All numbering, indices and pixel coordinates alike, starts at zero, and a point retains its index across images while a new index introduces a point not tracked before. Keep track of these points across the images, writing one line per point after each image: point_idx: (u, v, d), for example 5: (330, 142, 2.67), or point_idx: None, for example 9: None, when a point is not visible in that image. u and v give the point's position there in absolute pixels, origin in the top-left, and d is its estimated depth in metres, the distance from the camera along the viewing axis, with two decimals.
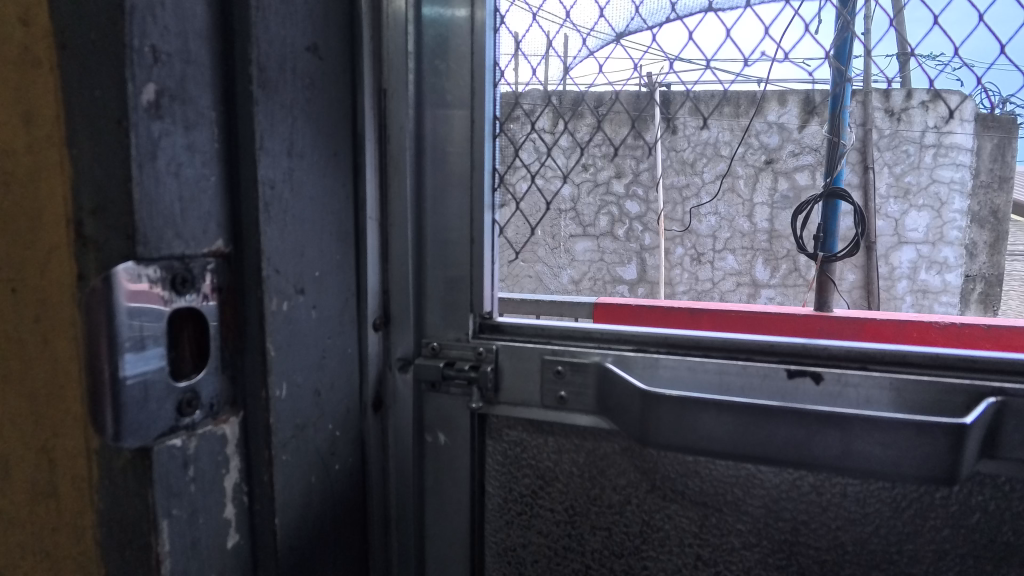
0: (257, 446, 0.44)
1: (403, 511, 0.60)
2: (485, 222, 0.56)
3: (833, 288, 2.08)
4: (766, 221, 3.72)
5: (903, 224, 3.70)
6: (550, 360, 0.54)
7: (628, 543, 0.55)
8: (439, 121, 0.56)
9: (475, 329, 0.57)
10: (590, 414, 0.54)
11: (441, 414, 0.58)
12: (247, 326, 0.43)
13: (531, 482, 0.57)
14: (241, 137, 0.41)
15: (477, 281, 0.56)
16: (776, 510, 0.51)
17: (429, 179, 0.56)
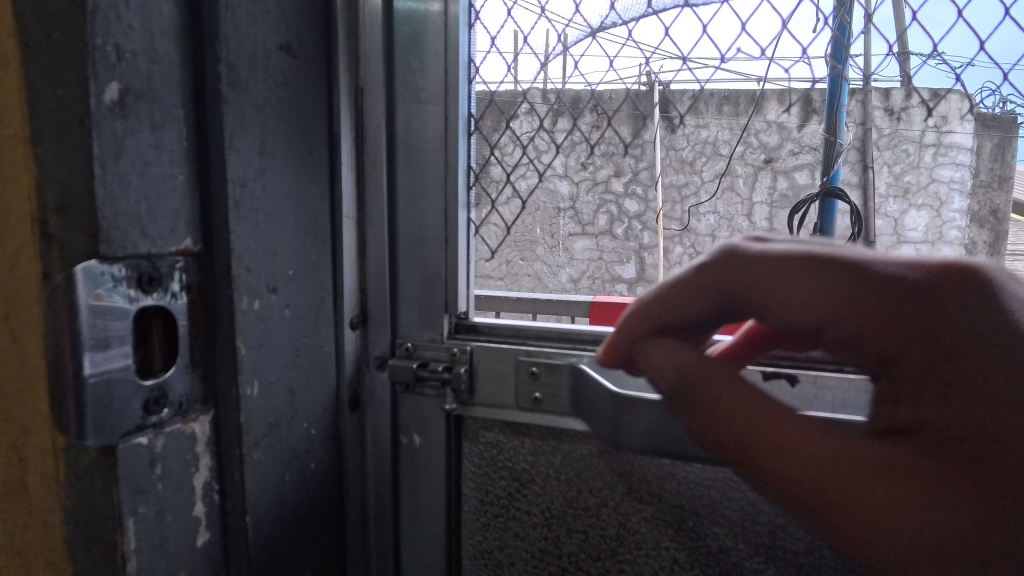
0: (228, 444, 0.44)
1: (383, 512, 0.60)
2: (460, 221, 0.56)
3: None
4: (766, 220, 3.70)
5: (903, 223, 3.68)
6: (525, 360, 0.55)
7: (605, 546, 0.55)
8: (413, 118, 0.55)
9: (451, 330, 0.57)
10: (568, 416, 0.54)
11: (419, 416, 0.58)
12: (217, 325, 0.43)
13: (507, 484, 0.57)
14: (209, 136, 0.41)
15: (453, 279, 0.56)
16: (753, 514, 0.51)
17: (406, 177, 0.56)
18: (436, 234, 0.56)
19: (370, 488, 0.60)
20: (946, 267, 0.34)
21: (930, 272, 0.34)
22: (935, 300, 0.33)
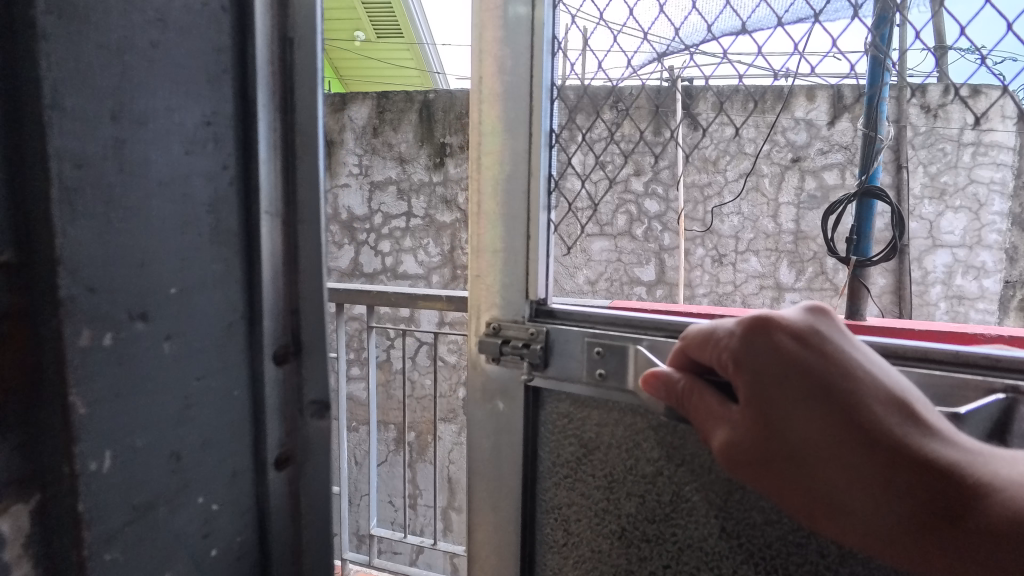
0: (54, 485, 0.44)
1: (501, 480, 1.01)
2: (540, 217, 0.94)
3: (866, 295, 1.87)
4: (792, 222, 3.52)
5: (939, 226, 3.46)
6: (591, 342, 0.91)
7: (659, 508, 0.92)
8: (510, 148, 0.94)
9: (532, 313, 0.97)
10: (615, 392, 0.91)
11: (512, 382, 0.98)
12: (40, 353, 0.42)
13: (577, 453, 0.97)
14: (30, 149, 0.41)
15: (534, 249, 0.95)
16: (738, 493, 0.86)
17: (508, 185, 0.95)
18: (520, 238, 0.95)
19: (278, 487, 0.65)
20: (759, 332, 0.60)
21: (750, 330, 0.61)
22: (753, 350, 0.60)
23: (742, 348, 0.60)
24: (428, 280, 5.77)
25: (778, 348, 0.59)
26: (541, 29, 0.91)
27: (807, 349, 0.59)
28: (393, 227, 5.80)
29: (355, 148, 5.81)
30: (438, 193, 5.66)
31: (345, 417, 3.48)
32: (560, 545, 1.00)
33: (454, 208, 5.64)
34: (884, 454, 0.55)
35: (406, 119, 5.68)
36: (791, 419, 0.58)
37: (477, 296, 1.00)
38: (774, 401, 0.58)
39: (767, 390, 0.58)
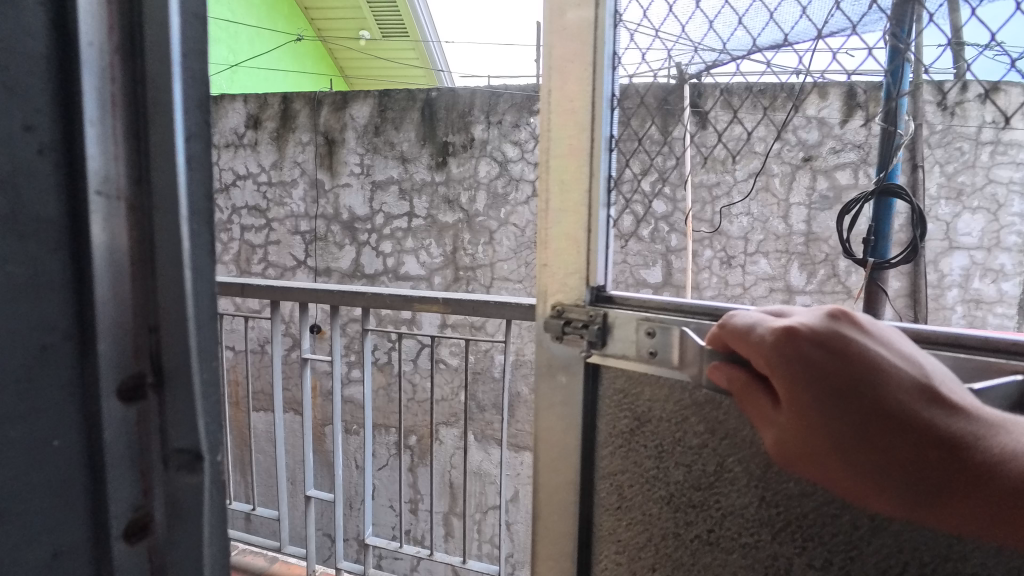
0: None
1: (571, 446, 1.30)
2: (599, 212, 1.23)
3: (884, 299, 1.75)
4: (803, 223, 3.41)
5: (955, 227, 3.33)
6: (644, 324, 1.18)
7: (705, 477, 1.15)
8: (576, 150, 1.23)
9: (592, 297, 1.26)
10: (660, 367, 1.17)
11: (573, 359, 1.28)
12: None
13: (630, 425, 1.24)
14: None
15: (593, 233, 1.24)
16: (769, 465, 1.08)
17: (575, 180, 1.24)
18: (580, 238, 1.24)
19: (136, 456, 0.66)
20: (786, 341, 0.75)
21: (780, 339, 0.75)
22: (785, 357, 0.75)
23: (775, 354, 0.75)
24: (431, 281, 5.71)
25: (805, 355, 0.74)
26: (602, 48, 1.18)
27: (829, 353, 0.74)
28: (395, 228, 5.71)
29: (356, 147, 5.72)
30: (440, 193, 5.58)
31: (340, 422, 3.40)
32: (618, 503, 1.27)
33: (456, 208, 5.57)
34: (905, 431, 0.71)
35: (408, 118, 5.60)
36: (827, 414, 0.72)
37: (548, 284, 1.30)
38: (811, 400, 0.73)
39: (803, 391, 0.73)
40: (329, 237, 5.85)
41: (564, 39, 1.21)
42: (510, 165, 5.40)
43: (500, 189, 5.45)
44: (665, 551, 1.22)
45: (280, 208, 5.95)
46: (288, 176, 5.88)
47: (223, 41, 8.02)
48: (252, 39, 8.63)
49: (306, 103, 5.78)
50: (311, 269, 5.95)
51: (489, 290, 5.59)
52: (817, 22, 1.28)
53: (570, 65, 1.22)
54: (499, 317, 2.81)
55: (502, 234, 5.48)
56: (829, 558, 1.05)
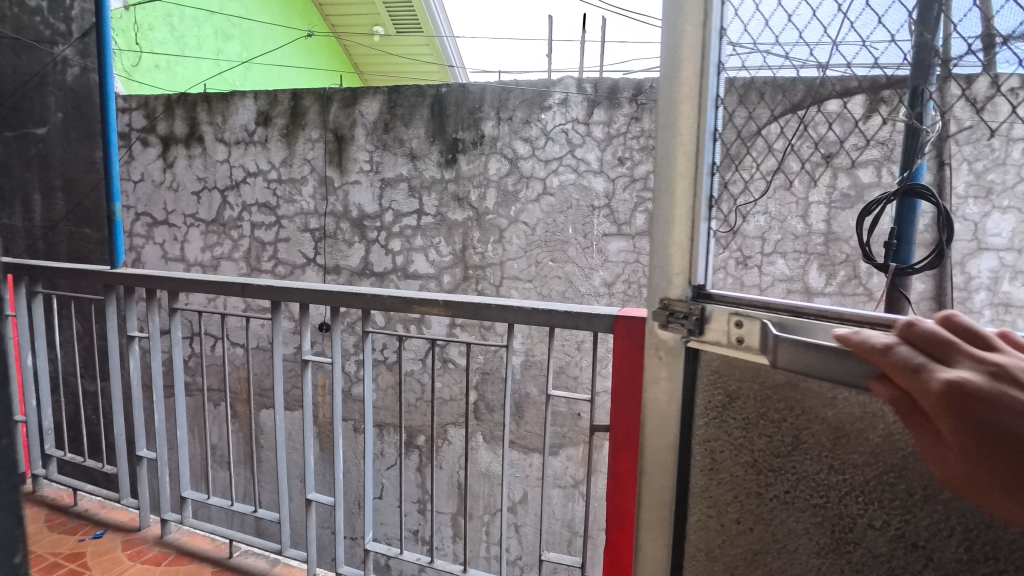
0: None
1: (671, 418, 1.58)
2: (701, 224, 1.50)
3: (908, 306, 1.60)
4: (822, 221, 3.26)
5: (986, 227, 3.16)
6: (734, 316, 1.40)
7: (783, 446, 1.37)
8: (682, 172, 1.52)
9: (693, 293, 1.51)
10: (749, 353, 1.38)
11: (676, 343, 1.54)
12: None
13: (722, 400, 1.48)
14: None
15: (695, 244, 1.50)
16: (836, 438, 1.28)
17: (680, 195, 1.52)
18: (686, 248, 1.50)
19: None
20: (948, 389, 0.84)
21: (942, 385, 0.85)
22: (946, 399, 0.85)
23: (936, 395, 0.86)
24: (439, 280, 5.64)
25: (960, 402, 0.83)
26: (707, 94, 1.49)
27: (982, 402, 0.82)
28: (404, 225, 5.66)
29: (366, 144, 5.66)
30: (449, 191, 5.51)
31: (340, 421, 3.35)
32: (710, 464, 1.52)
33: (466, 206, 5.50)
34: None
35: (417, 114, 5.52)
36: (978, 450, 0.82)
37: (659, 280, 1.58)
38: (963, 439, 0.83)
39: (956, 431, 0.84)
40: (338, 235, 5.81)
41: (682, 84, 1.52)
42: (520, 162, 5.32)
43: (510, 186, 5.37)
44: (749, 503, 1.44)
45: (290, 205, 5.92)
46: (298, 173, 5.84)
47: (236, 37, 8.03)
48: (265, 36, 8.63)
49: (316, 100, 5.74)
50: (321, 266, 5.91)
51: (498, 289, 5.53)
52: (892, 27, 1.35)
53: (682, 107, 1.52)
54: (501, 320, 2.72)
55: (512, 233, 5.41)
56: (888, 518, 1.21)
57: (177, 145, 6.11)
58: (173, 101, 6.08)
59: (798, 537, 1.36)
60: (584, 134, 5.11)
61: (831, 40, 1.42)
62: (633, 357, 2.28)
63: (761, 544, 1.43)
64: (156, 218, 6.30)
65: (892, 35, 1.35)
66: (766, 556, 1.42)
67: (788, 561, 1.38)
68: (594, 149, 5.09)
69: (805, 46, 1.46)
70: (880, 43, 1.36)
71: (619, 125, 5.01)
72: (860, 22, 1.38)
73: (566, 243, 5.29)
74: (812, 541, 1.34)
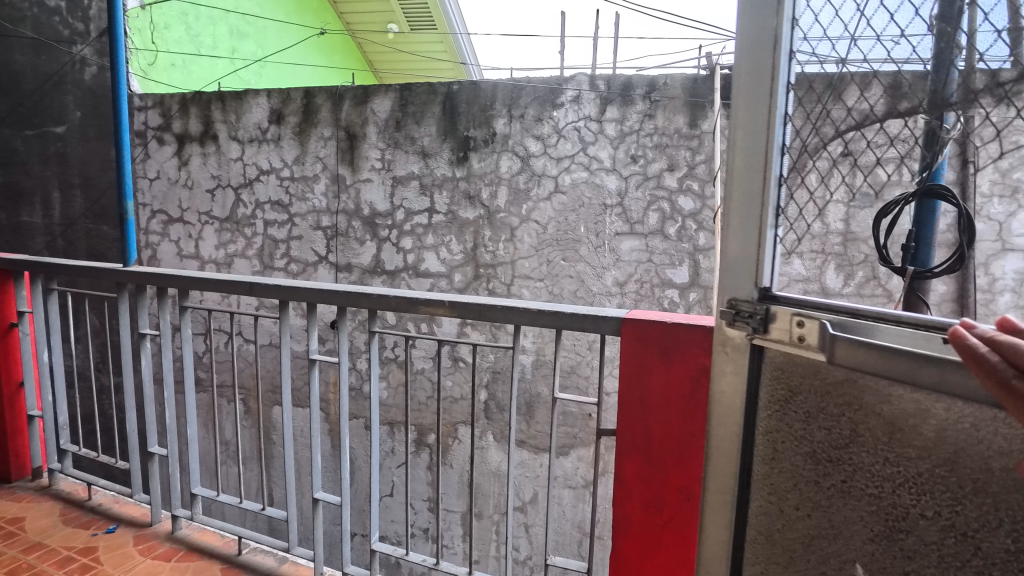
0: None
1: (736, 408, 1.48)
2: (769, 235, 1.41)
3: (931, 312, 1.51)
4: (840, 222, 3.15)
5: (1011, 229, 3.05)
6: (796, 317, 1.31)
7: (839, 439, 1.23)
8: (748, 185, 1.43)
9: (759, 295, 1.41)
10: (812, 349, 1.27)
11: (741, 341, 1.45)
12: None
13: (784, 393, 1.36)
14: None
15: (762, 256, 1.41)
16: (893, 431, 1.13)
17: (746, 207, 1.43)
18: (751, 251, 1.42)
19: None
20: None
21: None
22: None
23: None
24: (450, 279, 5.62)
25: None
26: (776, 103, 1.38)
27: None
28: (415, 224, 5.64)
29: (378, 142, 5.65)
30: (461, 188, 5.48)
31: (348, 419, 3.33)
32: (772, 454, 1.40)
33: (477, 204, 5.46)
34: None
35: (429, 112, 5.50)
36: None
37: (725, 284, 1.49)
38: None
39: None
40: (350, 233, 5.82)
41: (750, 86, 1.42)
42: (532, 160, 5.27)
43: (522, 184, 5.33)
44: (805, 495, 1.32)
45: (302, 203, 5.93)
46: (310, 171, 5.86)
47: (251, 36, 8.09)
48: (280, 34, 8.67)
49: (328, 98, 5.75)
50: (333, 264, 5.92)
51: (509, 289, 5.49)
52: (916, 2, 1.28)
53: (749, 113, 1.42)
54: (508, 322, 2.68)
55: (523, 231, 5.37)
56: (938, 508, 1.08)
57: (192, 142, 6.17)
58: (188, 100, 6.13)
59: (852, 531, 1.22)
60: (597, 132, 5.06)
61: (876, 28, 1.35)
62: (642, 363, 2.24)
63: (817, 537, 1.30)
64: (171, 215, 6.36)
65: (914, 33, 1.29)
66: (821, 550, 1.29)
67: (842, 556, 1.25)
68: (606, 147, 5.04)
69: (828, 42, 1.43)
70: (897, 37, 1.31)
71: (632, 122, 4.96)
72: (882, 16, 1.33)
73: (578, 242, 5.24)
74: (866, 537, 1.20)
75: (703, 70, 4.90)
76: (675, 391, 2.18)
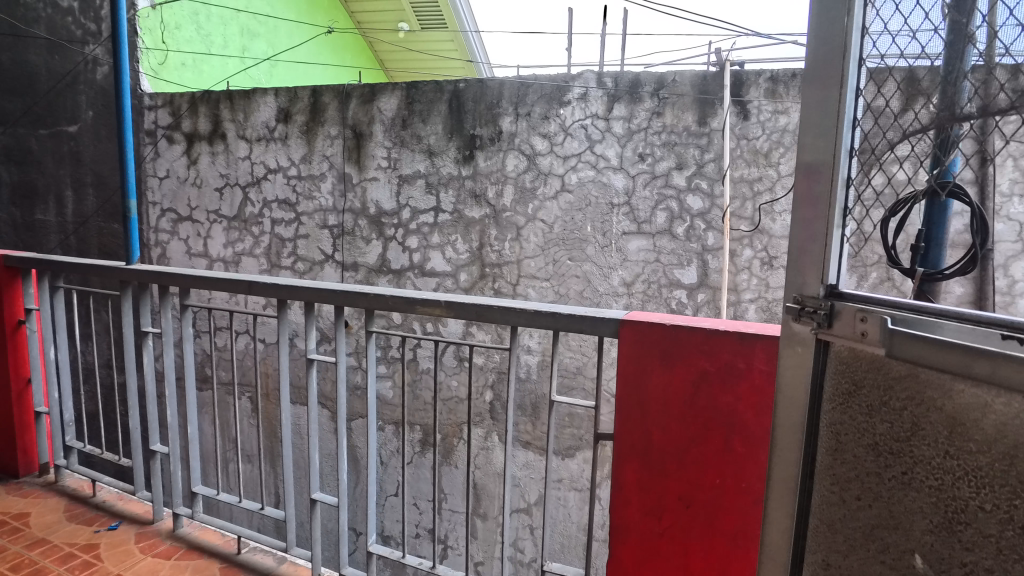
0: None
1: (799, 399, 1.36)
2: (834, 236, 1.29)
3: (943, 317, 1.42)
4: None
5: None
6: (860, 314, 1.21)
7: (900, 431, 1.12)
8: (813, 186, 1.32)
9: (825, 293, 1.30)
10: (876, 347, 1.17)
11: (807, 336, 1.34)
12: None
13: (846, 385, 1.24)
14: None
15: (827, 259, 1.29)
16: (954, 422, 1.02)
17: (811, 210, 1.32)
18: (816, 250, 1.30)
19: None
20: None
21: None
22: None
23: None
24: (456, 278, 5.57)
25: None
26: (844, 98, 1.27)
27: None
28: (421, 223, 5.61)
29: (384, 140, 5.62)
30: (467, 187, 5.43)
31: (346, 419, 3.30)
32: (833, 446, 1.28)
33: (483, 203, 5.41)
34: None
35: (435, 110, 5.46)
36: None
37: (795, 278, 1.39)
38: None
39: None
40: (356, 232, 5.80)
41: (820, 81, 1.32)
42: (538, 159, 5.20)
43: (528, 183, 5.26)
44: (866, 486, 1.20)
45: (309, 202, 5.93)
46: (317, 170, 5.85)
47: (261, 35, 8.11)
48: (291, 34, 8.70)
49: (335, 97, 5.73)
50: (339, 263, 5.91)
51: (515, 289, 5.43)
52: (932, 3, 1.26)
53: (818, 109, 1.32)
54: (506, 323, 2.62)
55: (529, 231, 5.31)
56: (997, 502, 0.96)
57: (201, 142, 6.20)
58: (197, 99, 6.16)
59: (912, 524, 1.10)
60: (604, 130, 4.99)
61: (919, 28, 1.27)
62: (641, 364, 2.16)
63: (876, 531, 1.18)
64: (180, 214, 6.40)
65: (933, 27, 1.27)
66: (881, 544, 1.17)
67: (901, 548, 1.12)
68: (614, 145, 4.97)
69: (889, 36, 1.29)
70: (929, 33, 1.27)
71: (640, 120, 4.89)
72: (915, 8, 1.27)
73: (584, 242, 5.17)
74: (925, 528, 1.08)
75: (713, 66, 4.80)
76: (677, 394, 2.10)
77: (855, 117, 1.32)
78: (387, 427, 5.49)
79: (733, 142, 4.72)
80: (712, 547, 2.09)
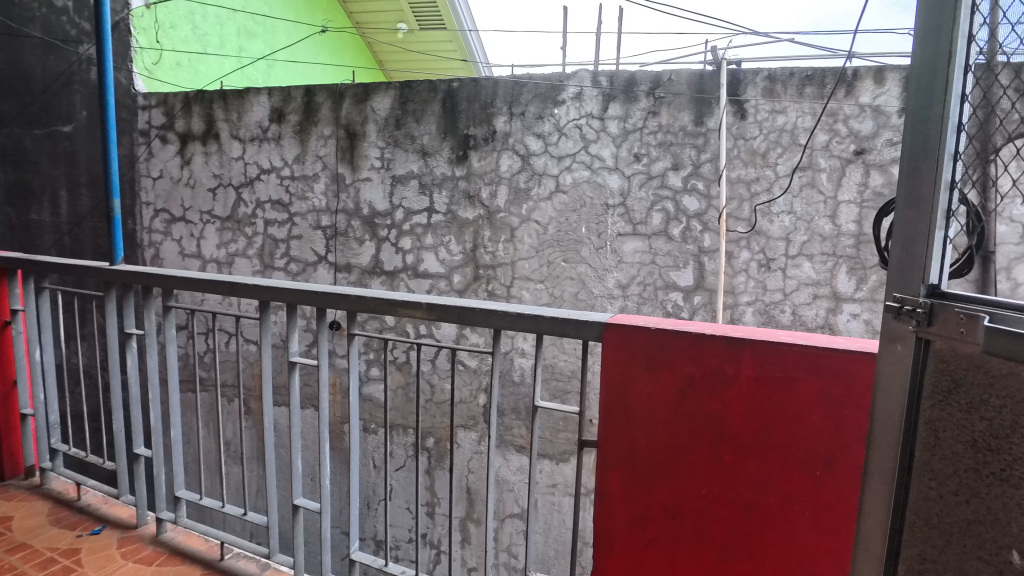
0: None
1: (894, 396, 1.23)
2: (938, 237, 1.15)
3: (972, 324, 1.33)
4: None
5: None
6: (959, 312, 1.09)
7: (1002, 430, 1.03)
8: (916, 190, 1.18)
9: (926, 293, 1.16)
10: (976, 345, 1.06)
11: (903, 333, 1.21)
12: None
13: (943, 383, 1.13)
14: None
15: (930, 264, 1.15)
16: None
17: (915, 213, 1.18)
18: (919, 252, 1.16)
19: None
20: None
21: None
22: None
23: None
24: (449, 280, 5.50)
25: None
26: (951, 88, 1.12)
27: None
28: (414, 223, 5.54)
29: (377, 140, 5.56)
30: (460, 188, 5.36)
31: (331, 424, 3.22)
32: (928, 443, 1.17)
33: (477, 204, 5.34)
34: None
35: (429, 110, 5.39)
36: None
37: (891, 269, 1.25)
38: None
39: None
40: (350, 233, 5.74)
41: (931, 64, 1.15)
42: (532, 159, 5.13)
43: (522, 184, 5.19)
44: (963, 482, 1.10)
45: (303, 202, 5.87)
46: (311, 170, 5.80)
47: (259, 35, 8.06)
48: (289, 33, 8.64)
49: (328, 96, 5.67)
50: (332, 264, 5.85)
51: (510, 290, 5.35)
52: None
53: (924, 98, 1.16)
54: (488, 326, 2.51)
55: (524, 232, 5.23)
56: None
57: (194, 141, 6.16)
58: (191, 99, 6.12)
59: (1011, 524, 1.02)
60: (599, 130, 4.91)
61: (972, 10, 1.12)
62: (628, 368, 2.06)
63: (972, 526, 1.09)
64: (174, 214, 6.35)
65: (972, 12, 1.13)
66: (976, 539, 1.09)
67: (998, 544, 1.05)
68: (609, 145, 4.89)
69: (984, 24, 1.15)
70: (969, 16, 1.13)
71: (636, 119, 4.81)
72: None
73: (580, 243, 5.09)
74: None
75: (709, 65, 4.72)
76: (663, 399, 2.01)
77: (962, 121, 1.15)
78: (379, 430, 5.42)
79: (730, 142, 4.64)
80: (700, 559, 2.00)
